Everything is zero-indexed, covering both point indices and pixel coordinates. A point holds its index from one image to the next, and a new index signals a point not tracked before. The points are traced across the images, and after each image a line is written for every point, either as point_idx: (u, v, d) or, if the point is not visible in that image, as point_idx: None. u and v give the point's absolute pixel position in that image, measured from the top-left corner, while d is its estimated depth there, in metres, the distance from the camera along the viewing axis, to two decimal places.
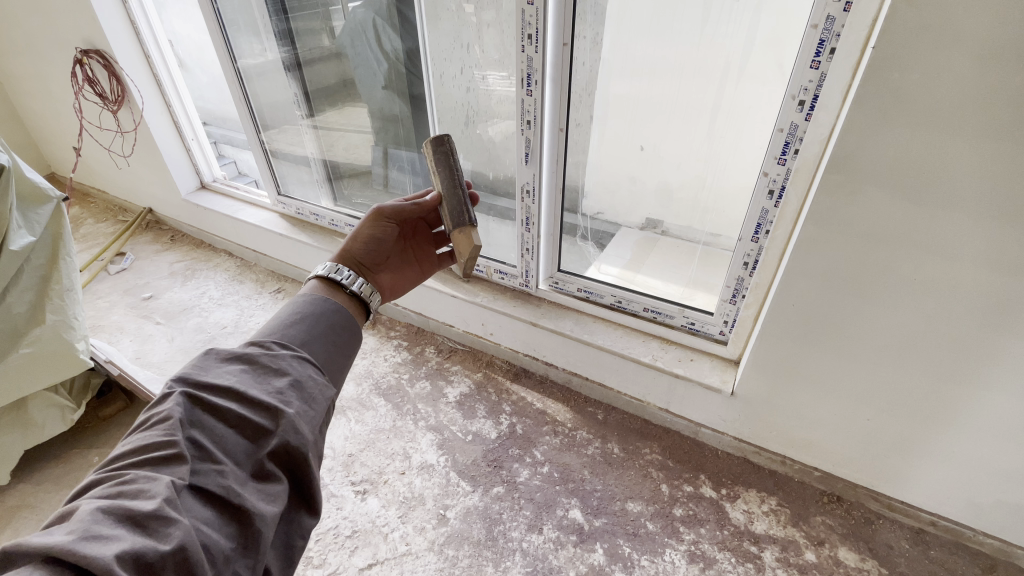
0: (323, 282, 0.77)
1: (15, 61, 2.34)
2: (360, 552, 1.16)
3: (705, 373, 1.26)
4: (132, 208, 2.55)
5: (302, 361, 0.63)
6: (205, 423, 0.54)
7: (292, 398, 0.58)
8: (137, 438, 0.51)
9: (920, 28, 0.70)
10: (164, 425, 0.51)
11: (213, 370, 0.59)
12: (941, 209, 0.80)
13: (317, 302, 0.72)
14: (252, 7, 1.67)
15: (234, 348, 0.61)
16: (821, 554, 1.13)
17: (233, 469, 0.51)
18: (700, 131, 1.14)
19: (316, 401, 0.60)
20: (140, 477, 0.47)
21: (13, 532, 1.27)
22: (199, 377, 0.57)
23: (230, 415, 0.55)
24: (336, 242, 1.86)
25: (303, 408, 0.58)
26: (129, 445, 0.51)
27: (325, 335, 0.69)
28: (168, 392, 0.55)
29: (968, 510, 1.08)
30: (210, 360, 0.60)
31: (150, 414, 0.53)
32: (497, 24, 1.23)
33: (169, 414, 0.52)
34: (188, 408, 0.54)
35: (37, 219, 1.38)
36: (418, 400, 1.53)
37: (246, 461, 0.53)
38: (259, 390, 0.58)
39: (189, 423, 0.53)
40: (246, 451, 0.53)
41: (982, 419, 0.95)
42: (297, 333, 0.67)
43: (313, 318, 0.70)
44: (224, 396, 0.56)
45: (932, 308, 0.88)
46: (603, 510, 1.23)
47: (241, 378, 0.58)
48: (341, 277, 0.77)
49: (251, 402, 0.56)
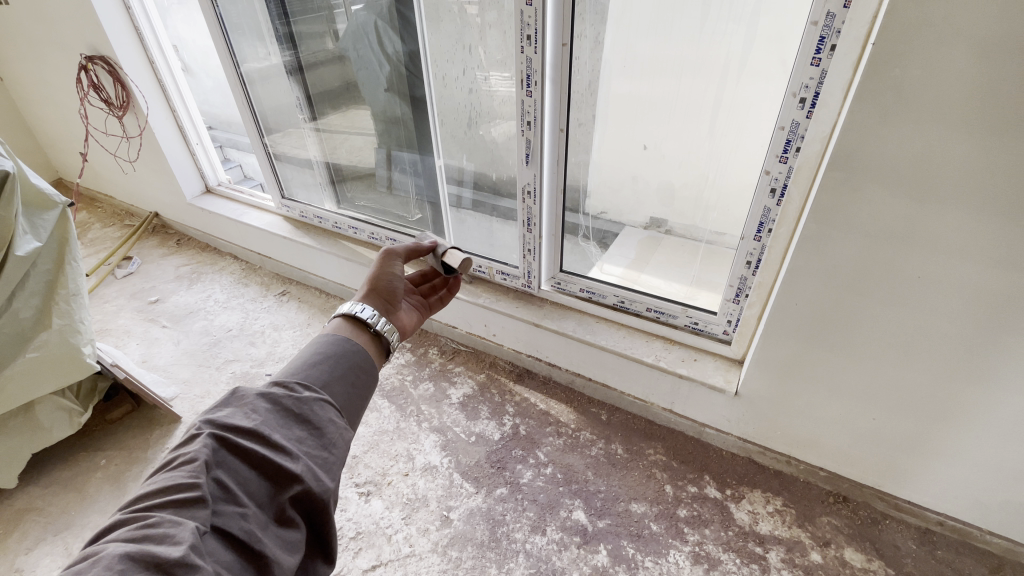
0: (348, 321, 0.76)
1: (22, 68, 2.37)
2: (363, 554, 1.16)
3: (708, 373, 1.25)
4: (138, 213, 2.57)
5: (324, 404, 0.62)
6: (230, 464, 0.53)
7: (311, 445, 0.58)
8: (163, 478, 0.50)
9: (918, 24, 0.69)
10: (188, 467, 0.50)
11: (239, 411, 0.58)
12: (945, 207, 0.79)
13: (340, 342, 0.71)
14: (255, 12, 1.68)
15: (260, 388, 0.61)
16: (827, 555, 1.12)
17: (255, 512, 0.50)
18: (702, 129, 1.13)
19: (336, 446, 0.59)
20: (165, 521, 0.46)
21: (21, 535, 1.28)
22: (225, 418, 0.56)
23: (254, 456, 0.54)
24: (340, 244, 1.87)
25: (322, 454, 0.58)
26: (152, 485, 0.50)
27: (347, 375, 0.68)
28: (195, 433, 0.54)
29: (975, 509, 1.06)
30: (235, 400, 0.59)
31: (175, 454, 0.52)
32: (498, 25, 1.23)
33: (195, 456, 0.51)
34: (214, 448, 0.53)
35: (43, 225, 1.40)
36: (421, 401, 1.53)
37: (268, 504, 0.52)
38: (282, 433, 0.57)
39: (214, 464, 0.52)
40: (268, 493, 0.52)
41: (990, 418, 0.93)
42: (320, 373, 0.66)
43: (335, 358, 0.68)
44: (249, 437, 0.55)
45: (937, 308, 0.87)
46: (607, 511, 1.23)
47: (265, 418, 0.57)
48: (366, 315, 0.76)
49: (276, 445, 0.55)
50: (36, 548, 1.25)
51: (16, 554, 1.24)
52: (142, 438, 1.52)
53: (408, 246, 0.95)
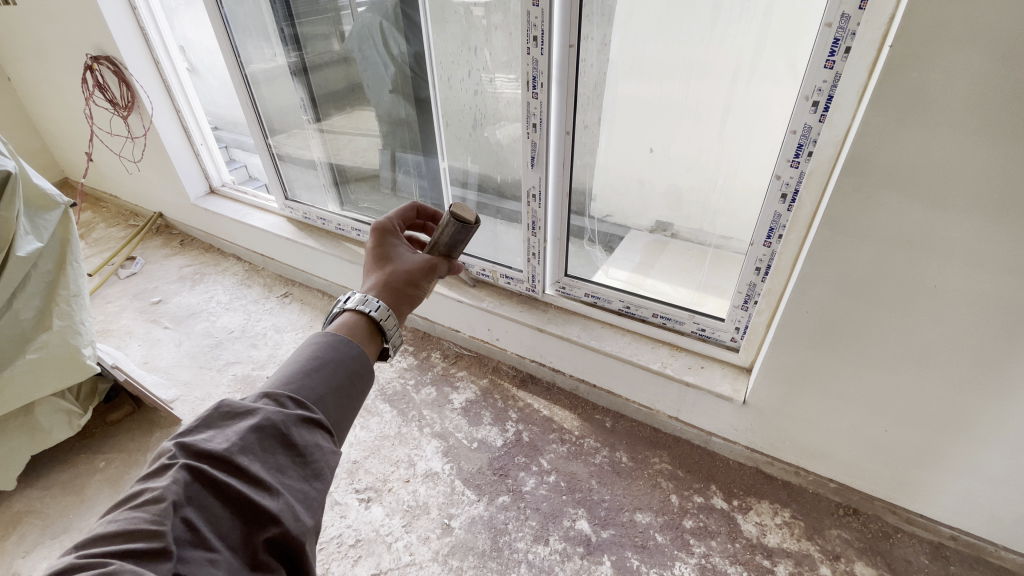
0: (358, 318, 0.68)
1: (28, 69, 2.37)
2: (363, 562, 1.14)
3: (715, 381, 1.22)
4: (143, 213, 2.57)
5: (314, 425, 0.55)
6: (202, 501, 0.46)
7: (295, 475, 0.51)
8: (124, 517, 0.43)
9: (939, 27, 0.67)
10: (153, 509, 0.43)
11: (218, 437, 0.51)
12: (962, 214, 0.77)
13: (339, 347, 0.63)
14: (261, 13, 1.67)
15: (244, 405, 0.54)
16: (836, 568, 1.09)
17: (226, 558, 0.44)
18: (711, 131, 1.11)
19: (321, 477, 0.53)
20: (126, 570, 0.39)
21: (19, 538, 1.27)
22: (201, 443, 0.50)
23: (230, 492, 0.47)
24: (343, 246, 1.86)
25: (305, 488, 0.51)
26: (113, 526, 0.43)
27: (343, 386, 0.61)
28: (167, 463, 0.47)
29: (989, 524, 1.04)
30: (216, 422, 0.53)
31: (142, 488, 0.46)
32: (504, 27, 1.22)
33: (163, 494, 0.44)
34: (185, 482, 0.46)
35: (44, 224, 1.40)
36: (423, 406, 1.52)
37: (241, 547, 0.46)
38: (263, 462, 0.50)
39: (184, 503, 0.45)
40: (242, 535, 0.46)
41: (1006, 432, 0.91)
42: (315, 384, 0.59)
43: (333, 365, 0.61)
44: (225, 469, 0.49)
45: (951, 316, 0.85)
46: (610, 521, 1.20)
47: (246, 444, 0.50)
48: (384, 324, 0.68)
49: (254, 479, 0.48)
50: (33, 552, 1.24)
51: (13, 558, 1.22)
52: (142, 441, 1.51)
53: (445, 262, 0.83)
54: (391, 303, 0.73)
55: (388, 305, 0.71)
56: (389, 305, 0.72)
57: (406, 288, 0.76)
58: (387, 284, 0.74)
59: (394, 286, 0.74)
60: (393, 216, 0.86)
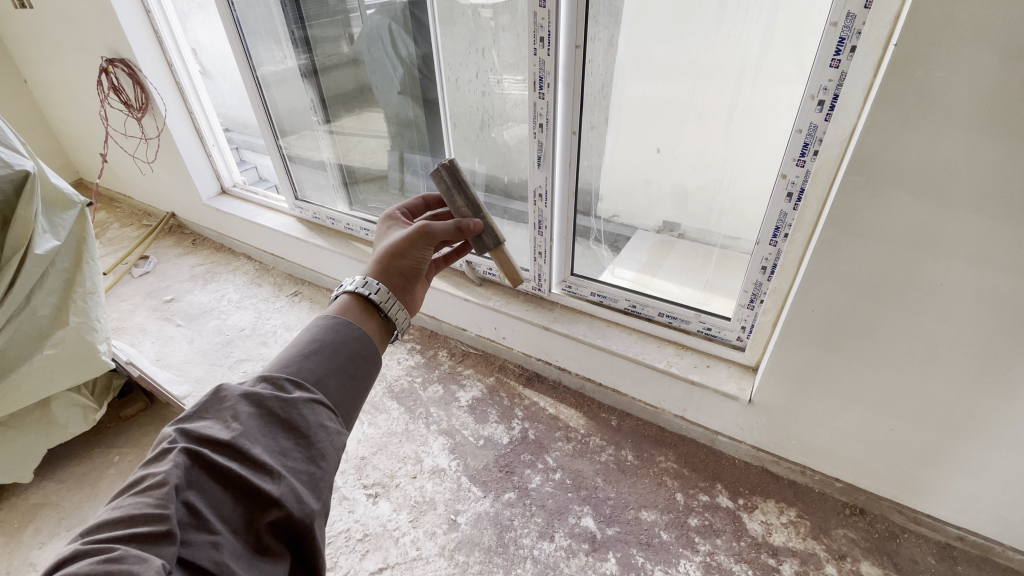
0: (354, 299, 0.69)
1: (45, 72, 2.42)
2: (371, 556, 1.16)
3: (721, 380, 1.23)
4: (155, 213, 2.61)
5: (315, 407, 0.56)
6: (203, 485, 0.48)
7: (297, 458, 0.52)
8: (128, 502, 0.45)
9: (944, 25, 0.67)
10: (156, 493, 0.45)
11: (218, 423, 0.52)
12: (968, 211, 0.77)
13: (337, 329, 0.64)
14: (273, 16, 1.70)
15: (244, 389, 0.55)
16: (842, 568, 1.09)
17: (229, 540, 0.46)
18: (716, 131, 1.12)
19: (325, 458, 0.54)
20: (130, 555, 0.40)
21: (35, 529, 1.30)
22: (201, 430, 0.51)
23: (231, 475, 0.48)
24: (352, 246, 1.88)
25: (308, 470, 0.52)
26: (116, 511, 0.45)
27: (344, 367, 0.62)
28: (168, 449, 0.49)
29: (997, 525, 1.03)
30: (216, 408, 0.54)
31: (144, 473, 0.47)
32: (511, 28, 1.23)
33: (165, 478, 0.45)
34: (186, 467, 0.48)
35: (62, 223, 1.43)
36: (429, 403, 1.53)
37: (243, 530, 0.47)
38: (264, 445, 0.52)
39: (185, 487, 0.46)
40: (244, 518, 0.48)
41: (1015, 431, 0.90)
42: (314, 367, 0.60)
43: (332, 348, 0.62)
44: (226, 454, 0.50)
45: (957, 314, 0.85)
46: (615, 518, 1.21)
47: (246, 428, 0.52)
48: (379, 300, 0.69)
49: (255, 462, 0.50)
50: (49, 543, 1.26)
51: (29, 549, 1.25)
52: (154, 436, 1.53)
53: (445, 226, 0.80)
54: (383, 280, 0.74)
55: (381, 283, 0.72)
56: (384, 283, 0.73)
57: (393, 262, 0.75)
58: (376, 263, 0.75)
59: (384, 264, 0.75)
60: (398, 208, 0.90)
